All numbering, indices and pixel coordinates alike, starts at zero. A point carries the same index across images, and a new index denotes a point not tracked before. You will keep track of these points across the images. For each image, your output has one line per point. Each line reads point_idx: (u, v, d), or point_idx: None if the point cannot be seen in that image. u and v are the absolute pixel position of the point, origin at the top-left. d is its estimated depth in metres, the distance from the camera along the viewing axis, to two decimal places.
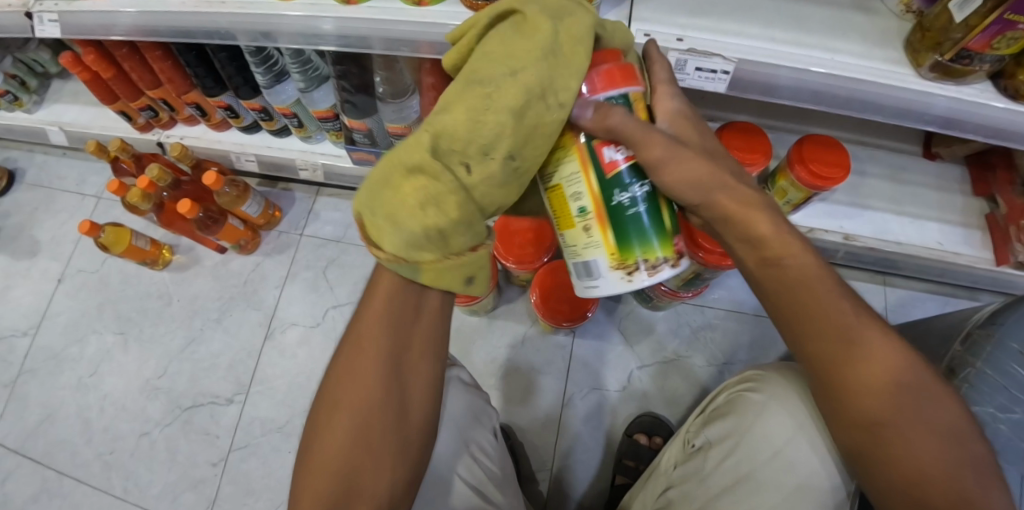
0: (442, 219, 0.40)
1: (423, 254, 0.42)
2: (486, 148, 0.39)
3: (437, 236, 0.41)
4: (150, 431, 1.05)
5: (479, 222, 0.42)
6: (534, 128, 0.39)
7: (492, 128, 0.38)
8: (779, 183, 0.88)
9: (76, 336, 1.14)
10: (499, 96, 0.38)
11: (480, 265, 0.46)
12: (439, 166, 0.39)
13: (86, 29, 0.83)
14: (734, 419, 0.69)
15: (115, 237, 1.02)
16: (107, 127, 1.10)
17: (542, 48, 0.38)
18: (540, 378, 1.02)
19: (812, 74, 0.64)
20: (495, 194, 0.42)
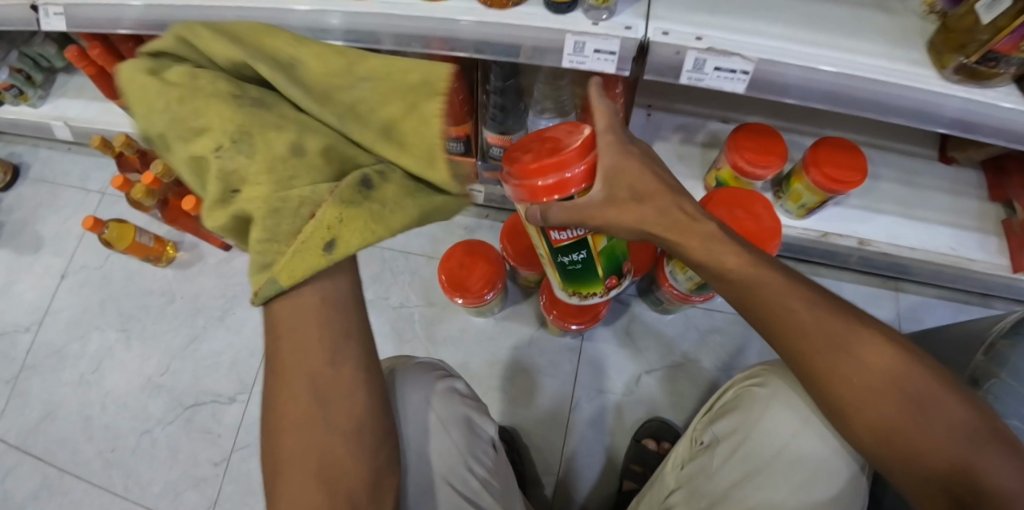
0: (269, 214, 0.38)
1: (273, 256, 0.39)
2: (213, 145, 0.38)
3: (265, 244, 0.38)
4: (151, 429, 1.04)
5: (278, 203, 0.38)
6: (213, 110, 0.38)
7: (185, 135, 0.38)
8: (794, 186, 0.87)
9: (79, 333, 1.13)
10: (183, 118, 0.38)
11: (331, 224, 0.38)
12: (221, 180, 0.38)
13: (92, 23, 0.82)
14: (740, 415, 0.67)
15: (119, 233, 1.01)
16: (111, 122, 1.09)
17: (142, 74, 0.39)
18: (546, 380, 1.00)
19: (832, 74, 0.62)
20: (260, 172, 0.38)
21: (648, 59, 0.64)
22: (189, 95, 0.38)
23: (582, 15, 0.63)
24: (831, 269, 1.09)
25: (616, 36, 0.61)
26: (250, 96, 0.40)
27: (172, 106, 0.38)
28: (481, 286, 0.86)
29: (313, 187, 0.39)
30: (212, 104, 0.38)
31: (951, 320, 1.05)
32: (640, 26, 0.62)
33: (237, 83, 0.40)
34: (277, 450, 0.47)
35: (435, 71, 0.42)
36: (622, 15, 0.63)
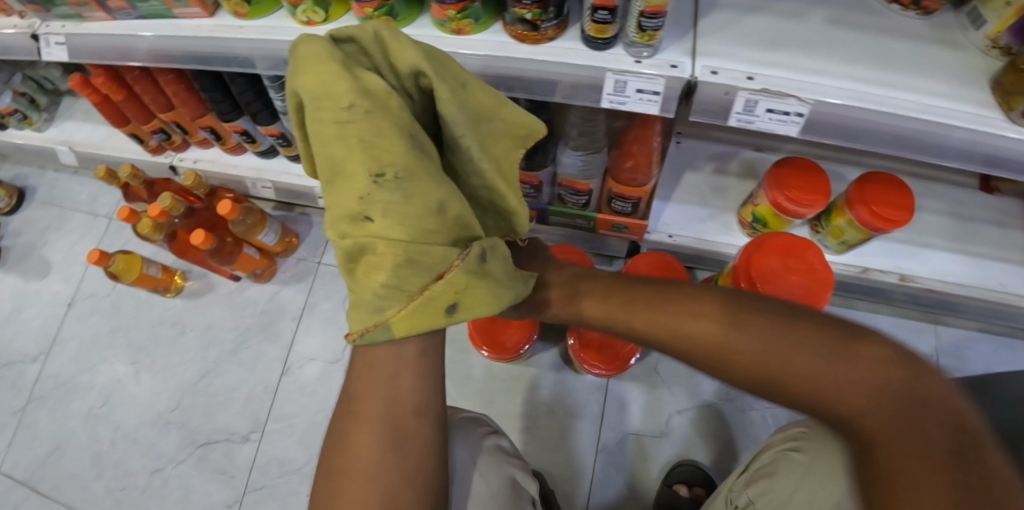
0: (415, 260, 0.41)
1: (389, 306, 0.42)
2: (387, 165, 0.41)
3: (391, 291, 0.41)
4: (163, 467, 1.00)
5: (419, 255, 0.41)
6: (390, 138, 0.42)
7: (361, 149, 0.41)
8: (836, 222, 0.82)
9: (87, 364, 1.09)
10: (352, 127, 0.41)
11: (458, 289, 0.43)
12: (373, 208, 0.41)
13: (95, 54, 0.78)
14: (776, 481, 0.62)
15: (126, 265, 0.98)
16: (118, 148, 1.05)
17: (336, 64, 0.42)
18: (572, 420, 0.97)
19: (895, 118, 0.58)
20: (408, 215, 0.41)
21: (695, 99, 0.59)
22: (369, 108, 0.42)
23: (624, 51, 0.58)
24: (867, 301, 1.04)
25: (662, 75, 0.57)
26: (416, 135, 0.44)
27: (346, 101, 0.42)
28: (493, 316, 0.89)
29: (447, 248, 0.43)
30: (388, 129, 0.42)
31: (993, 355, 1.00)
32: (687, 64, 0.58)
33: (414, 120, 0.45)
34: (332, 469, 0.51)
35: (534, 126, 0.51)
36: (666, 52, 0.58)
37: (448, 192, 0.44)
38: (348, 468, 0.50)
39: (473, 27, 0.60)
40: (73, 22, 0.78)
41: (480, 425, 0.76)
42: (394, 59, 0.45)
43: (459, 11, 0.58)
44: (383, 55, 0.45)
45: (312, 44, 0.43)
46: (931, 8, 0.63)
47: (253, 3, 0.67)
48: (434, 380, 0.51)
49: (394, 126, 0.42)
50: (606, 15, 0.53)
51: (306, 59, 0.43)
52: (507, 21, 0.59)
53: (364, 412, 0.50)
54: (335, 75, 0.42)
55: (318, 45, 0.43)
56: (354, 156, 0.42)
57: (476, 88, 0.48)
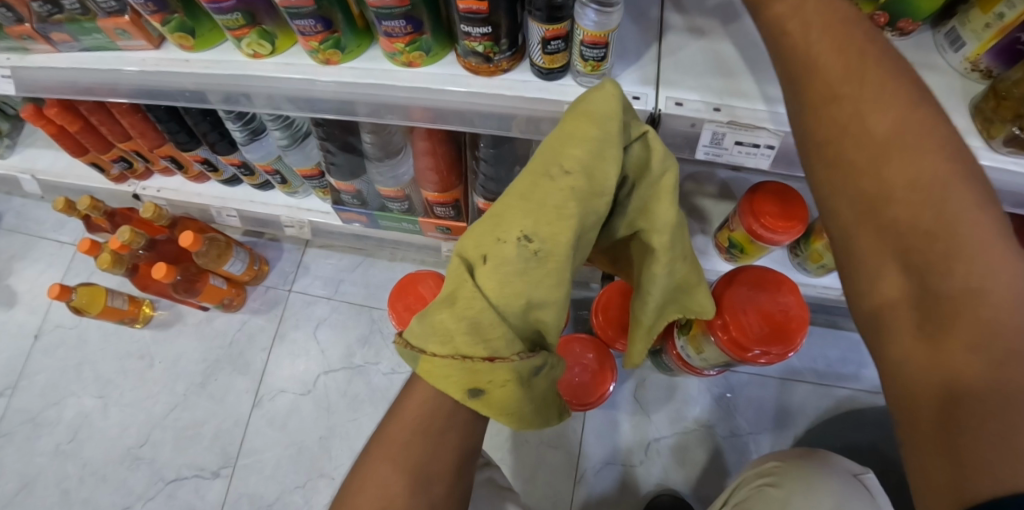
0: (482, 326, 0.40)
1: (431, 343, 0.41)
2: (540, 236, 0.40)
3: (446, 335, 0.40)
4: (131, 505, 0.97)
5: (487, 323, 0.39)
6: (562, 218, 0.40)
7: (544, 206, 0.41)
8: (815, 246, 0.77)
9: (55, 399, 1.07)
10: (557, 192, 0.40)
11: (493, 380, 0.41)
12: (502, 249, 0.40)
13: (43, 87, 0.74)
14: None
15: (89, 298, 0.95)
16: (80, 176, 1.02)
17: (595, 131, 0.41)
18: (548, 449, 0.94)
19: None
20: (510, 284, 0.40)
21: (659, 130, 0.56)
22: (579, 189, 0.41)
23: (573, 81, 0.56)
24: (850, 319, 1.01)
25: None
26: (580, 239, 0.43)
27: (570, 175, 0.40)
28: (436, 293, 0.81)
29: (513, 339, 0.41)
30: (565, 218, 0.40)
31: None
32: (649, 94, 0.55)
33: (581, 230, 0.42)
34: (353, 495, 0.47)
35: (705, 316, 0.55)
36: (627, 83, 0.56)
37: (546, 305, 0.41)
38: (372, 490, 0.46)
39: (423, 59, 0.58)
40: (18, 54, 0.74)
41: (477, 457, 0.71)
42: (649, 202, 0.45)
43: (406, 44, 0.55)
44: (641, 182, 0.45)
45: (605, 95, 0.41)
46: (906, 28, 0.57)
47: (198, 36, 0.64)
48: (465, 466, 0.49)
49: (576, 217, 0.40)
50: (559, 45, 0.51)
51: (591, 105, 0.41)
52: (459, 52, 0.56)
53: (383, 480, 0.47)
54: (585, 145, 0.41)
55: (608, 101, 0.41)
56: (524, 215, 0.41)
57: (665, 218, 0.44)
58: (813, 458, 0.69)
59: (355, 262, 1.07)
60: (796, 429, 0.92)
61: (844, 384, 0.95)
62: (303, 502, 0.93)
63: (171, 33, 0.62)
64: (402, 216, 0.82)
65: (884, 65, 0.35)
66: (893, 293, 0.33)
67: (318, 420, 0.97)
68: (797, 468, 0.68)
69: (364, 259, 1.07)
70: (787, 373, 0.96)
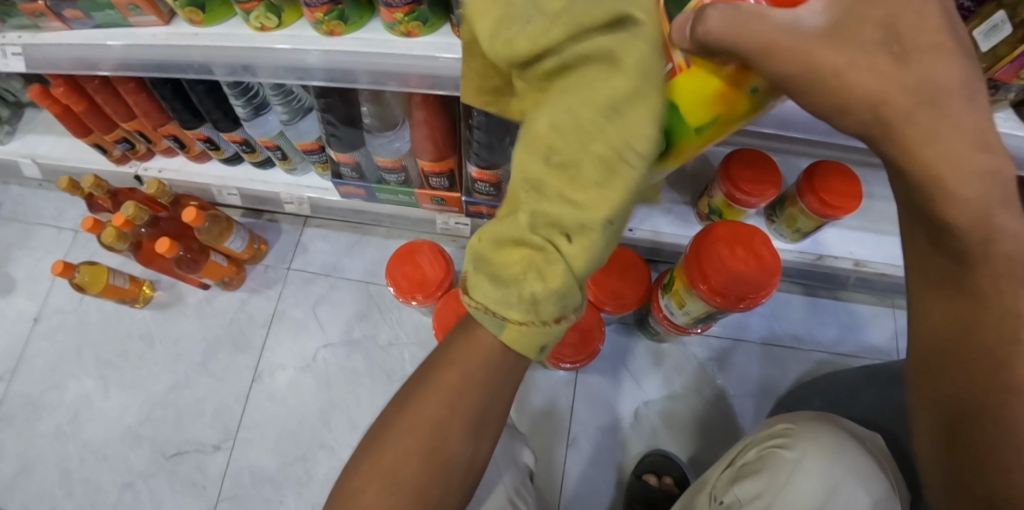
0: (570, 297, 0.34)
1: (511, 313, 0.35)
2: (617, 210, 0.32)
3: (529, 307, 0.35)
4: (133, 482, 0.99)
5: (572, 297, 0.34)
6: (633, 194, 0.32)
7: (607, 183, 0.31)
8: (789, 210, 0.84)
9: (55, 381, 1.08)
10: (614, 163, 0.30)
11: (572, 341, 0.37)
12: (576, 233, 0.32)
13: (52, 65, 0.77)
14: (765, 477, 0.63)
15: (92, 277, 0.97)
16: (82, 160, 1.05)
17: (651, 85, 0.29)
18: (544, 417, 0.97)
19: None
20: (594, 257, 0.34)
21: None
22: (648, 156, 0.30)
23: None
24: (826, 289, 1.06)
25: None
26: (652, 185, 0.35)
27: (635, 134, 0.29)
28: (431, 262, 0.84)
29: (589, 302, 0.36)
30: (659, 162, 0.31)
31: None
32: None
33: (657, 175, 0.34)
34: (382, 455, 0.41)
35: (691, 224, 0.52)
36: None
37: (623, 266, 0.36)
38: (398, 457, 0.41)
39: (421, 29, 0.62)
40: (28, 32, 0.78)
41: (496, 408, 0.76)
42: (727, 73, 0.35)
43: (406, 14, 0.60)
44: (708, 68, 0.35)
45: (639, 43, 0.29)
46: None
47: (208, 11, 0.68)
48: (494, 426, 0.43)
49: (644, 187, 0.32)
50: None
51: (628, 49, 0.29)
52: (455, 22, 0.61)
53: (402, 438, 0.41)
54: (653, 104, 0.29)
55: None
56: (594, 185, 0.31)
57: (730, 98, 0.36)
58: (824, 419, 0.65)
59: (352, 241, 1.10)
60: (777, 392, 0.97)
61: (821, 348, 1.00)
62: (305, 471, 0.96)
63: (182, 8, 0.66)
64: (400, 188, 0.86)
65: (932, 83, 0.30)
66: (930, 318, 0.41)
67: (318, 393, 1.00)
68: (814, 430, 0.64)
69: (361, 237, 1.11)
70: (767, 339, 1.01)
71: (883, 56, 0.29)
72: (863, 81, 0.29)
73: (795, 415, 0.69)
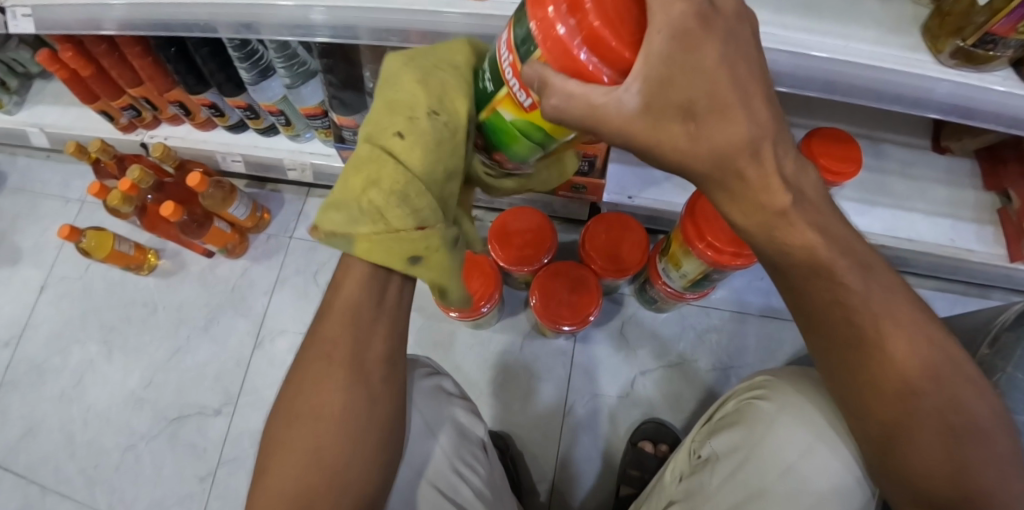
0: (409, 194, 0.37)
1: (359, 224, 0.37)
2: (449, 101, 0.38)
3: (374, 207, 0.37)
4: (135, 444, 1.00)
5: (415, 193, 0.37)
6: (456, 93, 0.38)
7: (435, 88, 0.38)
8: None
9: (60, 347, 1.10)
10: (431, 77, 0.39)
11: (427, 246, 0.38)
12: (413, 128, 0.38)
13: (61, 25, 0.79)
14: (741, 430, 0.65)
15: (98, 242, 0.98)
16: (89, 128, 1.06)
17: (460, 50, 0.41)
18: (541, 385, 0.98)
19: (814, 58, 0.61)
20: (436, 152, 0.38)
21: None
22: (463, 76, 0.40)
23: None
24: None
25: None
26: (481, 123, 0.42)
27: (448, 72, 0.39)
28: None
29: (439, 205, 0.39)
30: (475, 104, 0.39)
31: (948, 313, 1.03)
32: None
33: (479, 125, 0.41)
34: (299, 400, 0.47)
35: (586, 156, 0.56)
36: None
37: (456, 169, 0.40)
38: (311, 394, 0.47)
39: None
40: None
41: (422, 367, 0.66)
42: None
43: None
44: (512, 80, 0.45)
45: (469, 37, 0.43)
46: None
47: None
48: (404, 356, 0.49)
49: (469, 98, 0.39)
50: None
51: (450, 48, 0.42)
52: None
53: (322, 377, 0.46)
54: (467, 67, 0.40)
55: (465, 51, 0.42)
56: (433, 86, 0.38)
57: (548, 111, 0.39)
58: (807, 375, 0.65)
59: None
60: (772, 362, 0.98)
61: None
62: None
63: None
64: None
65: (724, 136, 0.31)
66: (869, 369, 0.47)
67: None
68: (789, 382, 0.65)
69: None
70: (765, 311, 1.01)
71: (679, 130, 0.31)
72: (666, 150, 0.32)
73: (781, 371, 0.69)
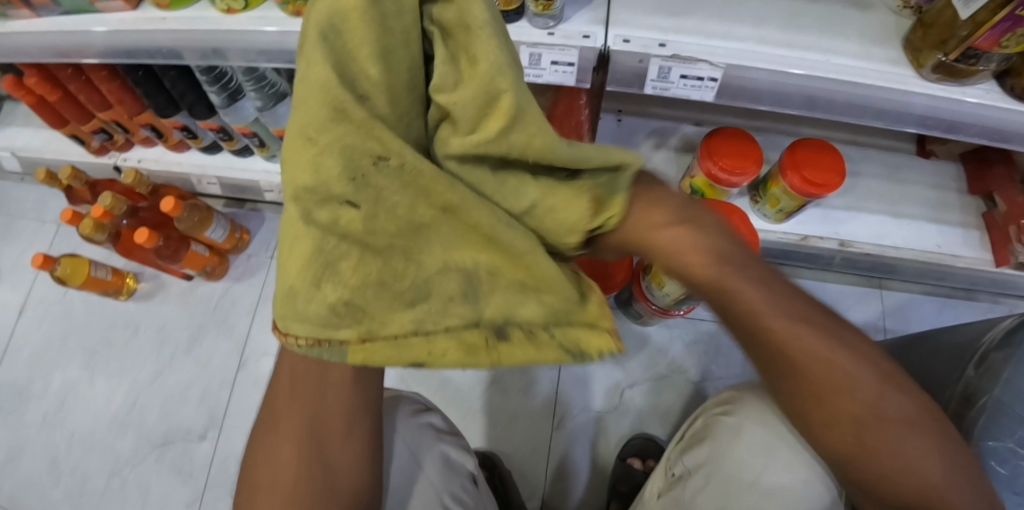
0: (339, 298, 0.33)
1: (339, 334, 0.33)
2: (317, 165, 0.34)
3: (342, 312, 0.33)
4: (120, 469, 0.99)
5: (349, 270, 0.33)
6: (324, 151, 0.34)
7: (318, 156, 0.34)
8: (771, 190, 0.83)
9: (41, 371, 1.08)
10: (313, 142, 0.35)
11: (406, 343, 0.34)
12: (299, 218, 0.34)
13: (23, 52, 0.76)
14: (710, 445, 0.66)
15: (72, 269, 0.97)
16: (62, 151, 1.04)
17: (344, 47, 0.35)
18: (527, 401, 0.97)
19: (792, 75, 0.58)
20: (322, 243, 0.33)
21: (611, 68, 0.60)
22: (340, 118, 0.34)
23: (532, 26, 0.59)
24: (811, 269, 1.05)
25: (574, 46, 0.58)
26: (356, 158, 0.34)
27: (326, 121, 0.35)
28: None
29: (407, 312, 0.34)
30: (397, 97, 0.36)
31: (935, 316, 1.02)
32: (601, 33, 0.59)
33: (356, 166, 0.34)
34: (264, 463, 0.50)
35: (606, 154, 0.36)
36: (579, 23, 0.59)
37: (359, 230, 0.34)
38: (275, 452, 0.50)
39: None
40: None
41: (417, 402, 0.70)
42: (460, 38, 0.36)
43: None
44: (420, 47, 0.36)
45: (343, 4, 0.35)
46: None
47: None
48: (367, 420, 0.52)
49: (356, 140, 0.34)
50: None
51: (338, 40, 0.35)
52: None
53: (281, 443, 0.49)
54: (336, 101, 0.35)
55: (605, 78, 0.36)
56: (317, 163, 0.34)
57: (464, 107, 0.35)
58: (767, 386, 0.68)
59: None
60: None
61: None
62: None
63: None
64: None
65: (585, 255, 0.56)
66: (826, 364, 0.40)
67: None
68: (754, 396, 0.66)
69: None
70: None
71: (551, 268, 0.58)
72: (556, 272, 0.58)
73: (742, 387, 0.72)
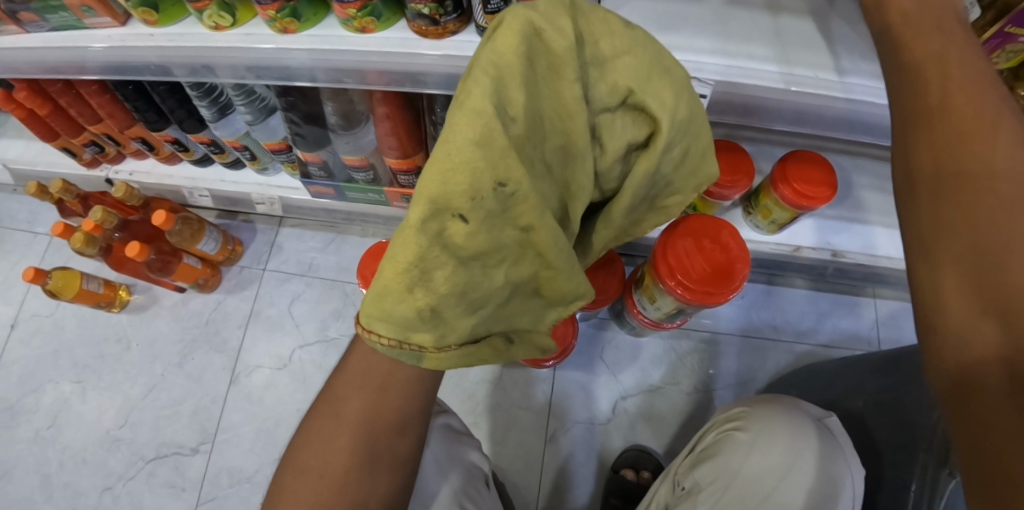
0: (425, 315, 0.37)
1: (416, 335, 0.38)
2: (454, 196, 0.33)
3: (424, 317, 0.37)
4: (112, 485, 0.99)
5: (443, 280, 0.36)
6: (456, 176, 0.33)
7: (459, 175, 0.33)
8: (763, 202, 0.83)
9: (32, 386, 1.07)
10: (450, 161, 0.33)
11: (467, 350, 0.41)
12: (405, 232, 0.34)
13: (10, 67, 0.75)
14: (722, 462, 0.67)
15: (65, 282, 0.96)
16: (53, 164, 1.04)
17: (512, 62, 0.33)
18: (520, 412, 0.97)
19: (787, 92, 0.57)
20: (435, 262, 0.35)
21: None
22: (484, 143, 0.32)
23: None
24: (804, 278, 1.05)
25: None
26: (503, 189, 0.34)
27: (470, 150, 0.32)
28: None
29: (472, 323, 0.40)
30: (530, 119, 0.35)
31: None
32: None
33: (483, 193, 0.34)
34: (308, 450, 0.50)
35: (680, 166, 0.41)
36: None
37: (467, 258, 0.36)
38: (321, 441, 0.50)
39: (376, 24, 0.59)
40: None
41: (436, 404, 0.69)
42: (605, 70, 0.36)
43: (359, 9, 0.57)
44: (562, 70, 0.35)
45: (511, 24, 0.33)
46: None
47: (162, 10, 0.65)
48: (418, 424, 0.51)
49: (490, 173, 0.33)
50: (499, 4, 0.54)
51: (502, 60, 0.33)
52: (408, 16, 0.58)
53: (337, 434, 0.49)
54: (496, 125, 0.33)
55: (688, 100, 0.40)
56: (462, 190, 0.33)
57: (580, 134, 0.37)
58: (777, 402, 0.69)
59: (329, 239, 1.12)
60: (751, 379, 0.98)
61: (795, 337, 1.01)
62: None
63: (135, 8, 0.63)
64: (368, 186, 0.85)
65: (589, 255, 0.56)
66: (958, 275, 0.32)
67: (295, 391, 1.01)
68: (764, 413, 0.68)
69: (337, 235, 1.12)
70: (744, 330, 1.01)
71: None
72: None
73: (754, 401, 0.72)
